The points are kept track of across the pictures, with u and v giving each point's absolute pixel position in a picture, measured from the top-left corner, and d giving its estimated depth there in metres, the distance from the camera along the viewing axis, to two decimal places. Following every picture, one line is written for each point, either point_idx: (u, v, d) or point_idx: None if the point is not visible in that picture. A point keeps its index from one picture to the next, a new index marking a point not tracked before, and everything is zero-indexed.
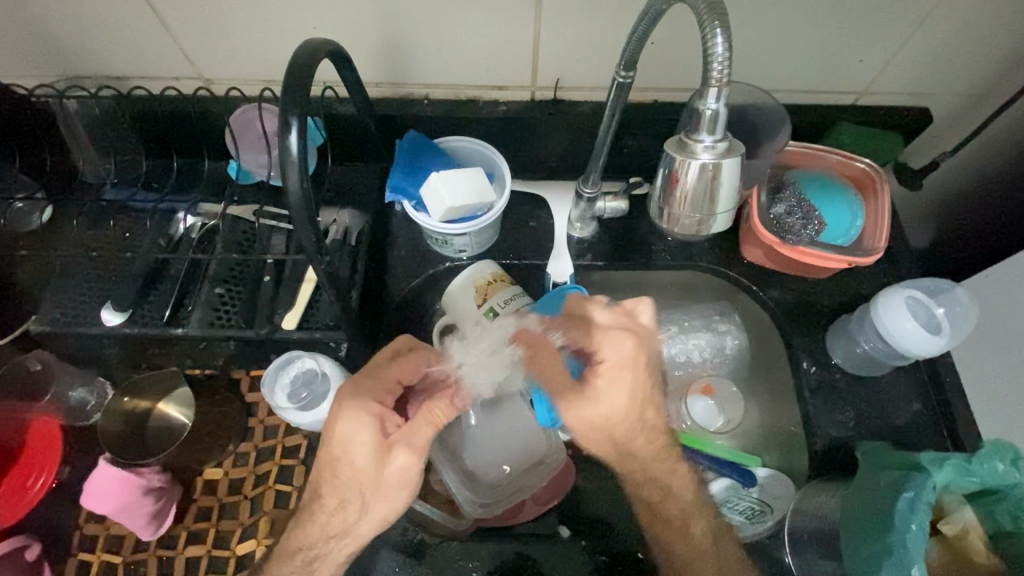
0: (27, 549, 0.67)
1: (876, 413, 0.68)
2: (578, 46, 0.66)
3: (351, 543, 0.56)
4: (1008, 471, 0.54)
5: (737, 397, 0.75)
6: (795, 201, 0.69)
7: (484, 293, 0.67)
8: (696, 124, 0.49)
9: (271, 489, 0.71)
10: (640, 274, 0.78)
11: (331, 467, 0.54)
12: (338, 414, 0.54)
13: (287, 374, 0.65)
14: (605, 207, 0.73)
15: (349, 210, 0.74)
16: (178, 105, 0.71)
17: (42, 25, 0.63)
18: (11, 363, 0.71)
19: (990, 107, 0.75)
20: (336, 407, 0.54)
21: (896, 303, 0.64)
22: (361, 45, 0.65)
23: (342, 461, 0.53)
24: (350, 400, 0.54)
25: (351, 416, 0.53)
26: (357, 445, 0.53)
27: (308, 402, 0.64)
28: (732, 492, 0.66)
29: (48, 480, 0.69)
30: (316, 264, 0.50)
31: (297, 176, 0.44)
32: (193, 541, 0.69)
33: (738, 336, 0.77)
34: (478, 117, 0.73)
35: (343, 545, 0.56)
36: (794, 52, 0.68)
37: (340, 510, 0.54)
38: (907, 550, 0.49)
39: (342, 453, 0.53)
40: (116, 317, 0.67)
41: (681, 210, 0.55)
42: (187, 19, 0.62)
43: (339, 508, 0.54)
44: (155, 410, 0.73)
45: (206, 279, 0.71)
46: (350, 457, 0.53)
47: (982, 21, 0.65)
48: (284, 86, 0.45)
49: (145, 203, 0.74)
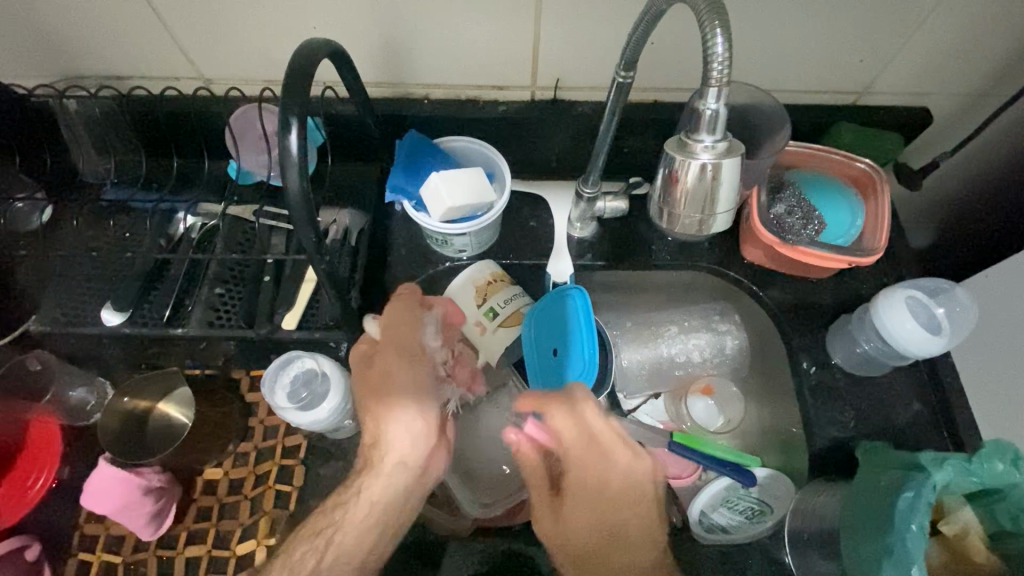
0: (27, 549, 0.67)
1: (876, 413, 0.68)
2: (578, 46, 0.66)
3: (415, 491, 0.59)
4: (1009, 471, 0.53)
5: (736, 396, 0.76)
6: (795, 201, 0.69)
7: (484, 292, 0.68)
8: (696, 124, 0.49)
9: (271, 489, 0.70)
10: (641, 273, 0.77)
11: (380, 454, 0.59)
12: (388, 397, 0.59)
13: (287, 374, 0.65)
14: (605, 207, 0.73)
15: (348, 210, 0.75)
16: (177, 104, 0.71)
17: (44, 26, 0.64)
18: (11, 363, 0.70)
19: (990, 107, 0.75)
20: (381, 371, 0.60)
21: (896, 303, 0.64)
22: (362, 47, 0.65)
23: (396, 439, 0.59)
24: (391, 355, 0.60)
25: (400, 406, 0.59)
26: (406, 435, 0.59)
27: (308, 402, 0.64)
28: (732, 492, 0.66)
29: (48, 480, 0.69)
30: (316, 264, 0.50)
31: (298, 176, 0.45)
32: (193, 541, 0.69)
33: (737, 336, 0.78)
34: (478, 117, 0.73)
35: (365, 533, 0.56)
36: (793, 54, 0.68)
37: (410, 465, 0.59)
38: (907, 550, 0.48)
39: (400, 437, 0.59)
40: (117, 317, 0.67)
41: (681, 210, 0.54)
42: (186, 18, 0.62)
43: (402, 469, 0.58)
44: (155, 409, 0.73)
45: (206, 279, 0.70)
46: (402, 434, 0.59)
47: (980, 20, 0.65)
48: (285, 86, 0.45)
49: (145, 203, 0.74)
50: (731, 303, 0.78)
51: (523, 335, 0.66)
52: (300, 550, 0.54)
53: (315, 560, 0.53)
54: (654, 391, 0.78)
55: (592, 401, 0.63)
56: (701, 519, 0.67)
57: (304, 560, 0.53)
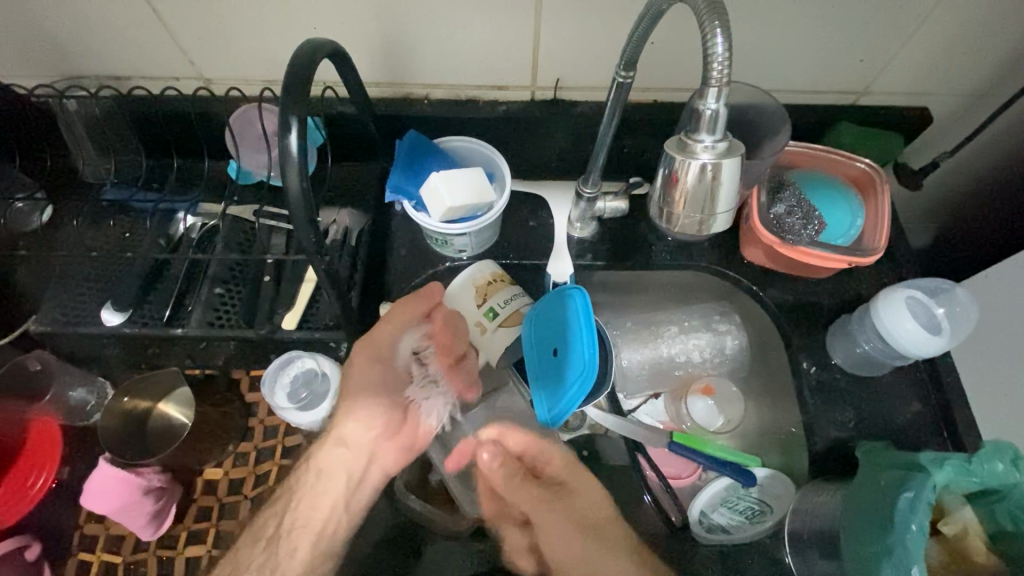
0: (27, 549, 0.67)
1: (876, 413, 0.68)
2: (578, 46, 0.66)
3: (354, 499, 0.68)
4: (1009, 471, 0.54)
5: (736, 396, 0.76)
6: (795, 201, 0.69)
7: (484, 292, 0.67)
8: (696, 124, 0.49)
9: (271, 489, 0.70)
10: (641, 273, 0.77)
11: (335, 429, 0.68)
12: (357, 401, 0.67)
13: (287, 374, 0.67)
14: (605, 207, 0.73)
15: (348, 210, 0.75)
16: (177, 104, 0.71)
17: (44, 26, 0.63)
18: (10, 363, 0.71)
19: (991, 107, 0.75)
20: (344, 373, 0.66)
21: (896, 303, 0.64)
22: (362, 46, 0.65)
23: (348, 426, 0.68)
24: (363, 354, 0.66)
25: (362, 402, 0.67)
26: (356, 425, 0.68)
27: (308, 401, 0.67)
28: (732, 492, 0.67)
29: (48, 479, 0.69)
30: (317, 264, 0.50)
31: (298, 176, 0.44)
32: (193, 541, 0.69)
33: (737, 336, 0.77)
34: (478, 117, 0.73)
35: (320, 504, 0.67)
36: (793, 54, 0.68)
37: (358, 461, 0.69)
38: (907, 550, 0.49)
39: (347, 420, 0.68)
40: (117, 317, 0.67)
41: (681, 210, 0.54)
42: (187, 18, 0.62)
43: (344, 449, 0.68)
44: (155, 410, 0.74)
45: (206, 279, 0.70)
46: (354, 425, 0.68)
47: (981, 20, 0.65)
48: (285, 86, 0.45)
49: (145, 203, 0.73)
50: (731, 303, 0.78)
51: (523, 335, 0.66)
52: (264, 518, 0.65)
53: (275, 523, 0.65)
54: (654, 391, 0.78)
55: (591, 401, 0.63)
56: (702, 519, 0.67)
57: (265, 526, 0.64)
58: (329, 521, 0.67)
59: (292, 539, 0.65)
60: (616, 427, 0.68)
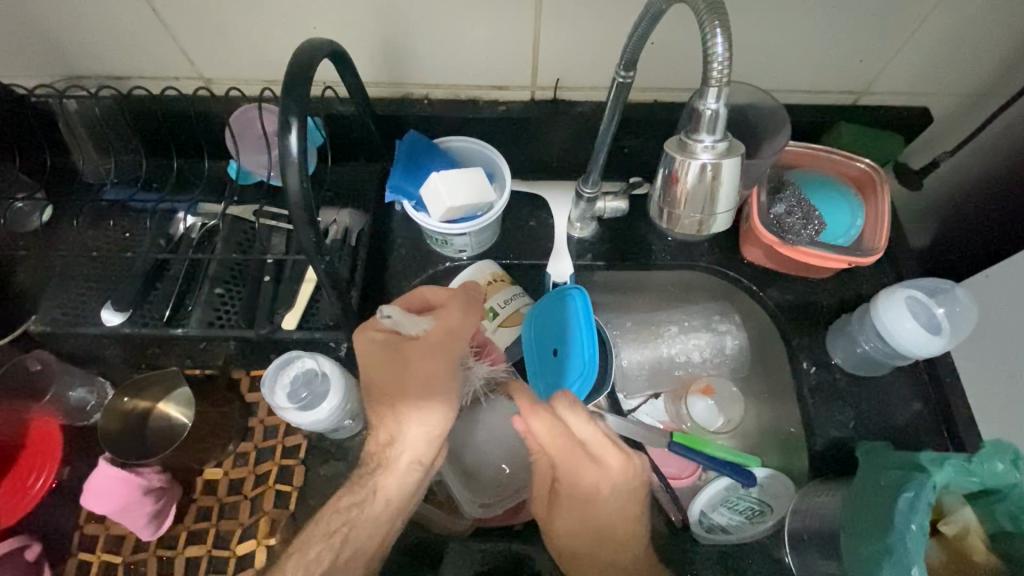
0: (27, 550, 0.67)
1: (876, 413, 0.68)
2: (578, 46, 0.66)
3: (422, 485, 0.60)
4: (1009, 471, 0.53)
5: (736, 396, 0.76)
6: (795, 201, 0.69)
7: (484, 292, 0.68)
8: (696, 124, 0.49)
9: (271, 489, 0.70)
10: (641, 273, 0.77)
11: (395, 453, 0.59)
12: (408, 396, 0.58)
13: (287, 374, 0.65)
14: (606, 207, 0.73)
15: (348, 210, 0.75)
16: (177, 104, 0.71)
17: (44, 26, 0.63)
18: (11, 363, 0.70)
19: (991, 107, 0.75)
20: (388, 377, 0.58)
21: (896, 303, 0.64)
22: (362, 46, 0.65)
23: (407, 431, 0.59)
24: (425, 359, 0.58)
25: (418, 412, 0.59)
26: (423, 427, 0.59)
27: (308, 401, 0.64)
28: (732, 492, 0.67)
29: (48, 479, 0.69)
30: (316, 264, 0.50)
31: (297, 176, 0.44)
32: (193, 541, 0.69)
33: (737, 336, 0.77)
34: (478, 117, 0.73)
35: (381, 520, 0.58)
36: (793, 54, 0.68)
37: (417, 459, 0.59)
38: (907, 550, 0.48)
39: (417, 429, 0.59)
40: (117, 317, 0.67)
41: (681, 210, 0.54)
42: (187, 18, 0.62)
43: (418, 469, 0.59)
44: (155, 409, 0.73)
45: (206, 279, 0.70)
46: (415, 433, 0.59)
47: (980, 21, 0.65)
48: (284, 86, 0.45)
49: (145, 203, 0.73)
50: (730, 303, 0.78)
51: (523, 335, 0.66)
52: (315, 548, 0.55)
53: (330, 552, 0.55)
54: (654, 391, 0.78)
55: (591, 401, 0.63)
56: (702, 519, 0.67)
57: (318, 557, 0.55)
58: (380, 545, 0.58)
59: (348, 572, 0.55)
60: (616, 427, 0.68)
